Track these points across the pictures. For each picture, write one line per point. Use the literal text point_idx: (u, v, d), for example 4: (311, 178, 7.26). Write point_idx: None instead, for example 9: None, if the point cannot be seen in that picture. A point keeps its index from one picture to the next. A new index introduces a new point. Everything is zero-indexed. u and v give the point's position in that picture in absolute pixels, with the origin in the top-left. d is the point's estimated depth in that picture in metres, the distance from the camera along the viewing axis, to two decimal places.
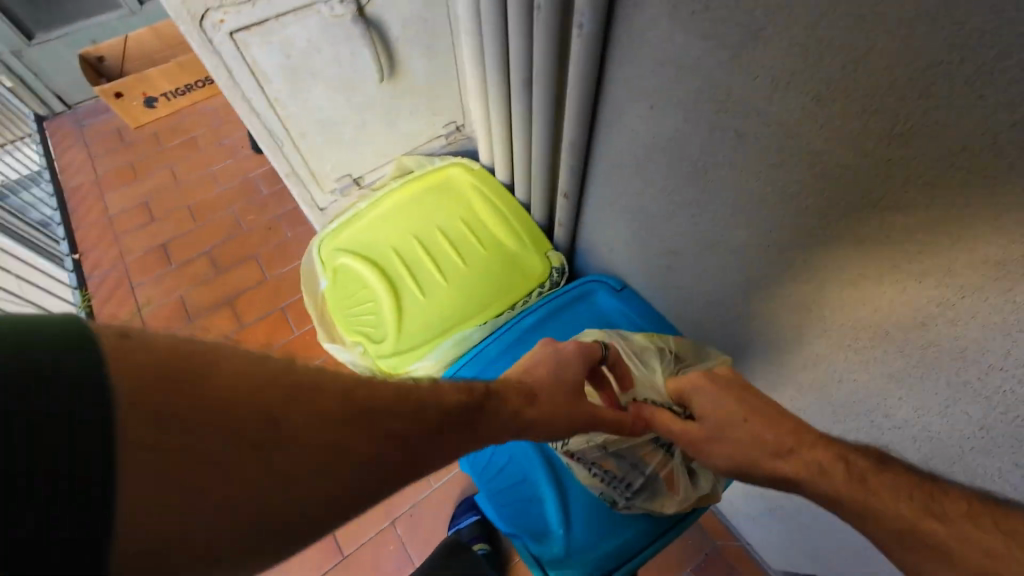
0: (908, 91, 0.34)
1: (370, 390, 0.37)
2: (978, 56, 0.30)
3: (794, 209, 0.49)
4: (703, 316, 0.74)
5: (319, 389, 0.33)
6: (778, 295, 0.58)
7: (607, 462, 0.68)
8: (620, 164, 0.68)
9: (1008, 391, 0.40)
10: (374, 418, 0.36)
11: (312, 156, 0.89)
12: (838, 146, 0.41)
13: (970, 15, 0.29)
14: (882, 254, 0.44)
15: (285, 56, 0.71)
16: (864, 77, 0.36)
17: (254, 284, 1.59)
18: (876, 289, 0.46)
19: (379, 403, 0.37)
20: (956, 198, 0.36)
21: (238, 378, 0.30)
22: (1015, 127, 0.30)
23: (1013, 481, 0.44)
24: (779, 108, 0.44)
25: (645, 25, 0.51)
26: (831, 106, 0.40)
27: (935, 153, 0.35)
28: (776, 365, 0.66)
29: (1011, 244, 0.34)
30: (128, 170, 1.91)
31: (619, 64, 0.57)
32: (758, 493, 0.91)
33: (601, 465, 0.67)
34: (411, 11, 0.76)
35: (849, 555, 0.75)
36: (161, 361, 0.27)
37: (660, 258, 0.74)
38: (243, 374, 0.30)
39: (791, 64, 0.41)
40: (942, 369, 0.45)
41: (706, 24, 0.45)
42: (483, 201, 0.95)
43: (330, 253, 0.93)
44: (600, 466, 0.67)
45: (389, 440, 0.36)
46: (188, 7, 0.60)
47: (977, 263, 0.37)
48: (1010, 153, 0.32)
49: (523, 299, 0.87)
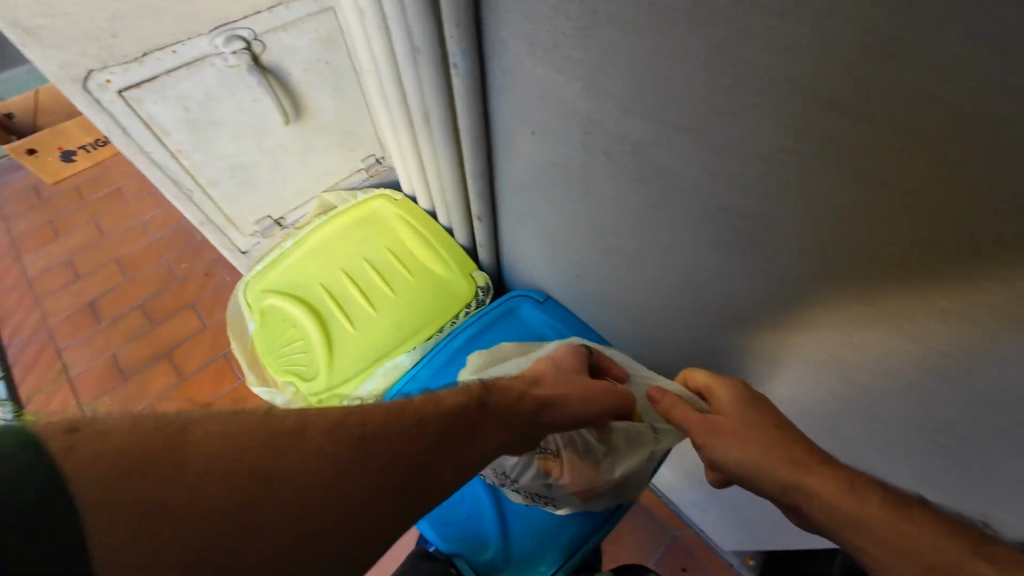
0: (714, 110, 0.40)
1: (363, 417, 0.36)
2: (753, 82, 0.35)
3: (661, 218, 0.54)
4: (617, 320, 0.79)
5: (312, 427, 0.33)
6: (666, 296, 0.63)
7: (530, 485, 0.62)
8: (518, 187, 0.73)
9: (846, 358, 0.46)
10: (370, 446, 0.35)
11: (226, 202, 0.89)
12: (678, 160, 0.46)
13: (738, 50, 0.35)
14: (732, 250, 0.49)
15: (183, 109, 0.72)
16: (681, 100, 0.41)
17: (193, 333, 1.54)
18: (736, 281, 0.51)
19: (377, 430, 0.36)
20: (770, 199, 0.41)
21: (221, 439, 0.29)
22: (791, 138, 0.36)
23: (871, 437, 0.50)
24: (627, 130, 0.49)
25: (510, 62, 0.55)
26: (665, 126, 0.45)
27: (745, 162, 0.40)
28: (683, 357, 0.71)
29: (816, 234, 0.40)
30: (49, 228, 1.82)
31: (498, 97, 0.62)
32: (697, 480, 0.95)
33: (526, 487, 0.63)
34: (309, 56, 0.79)
35: (779, 525, 0.80)
36: (142, 439, 0.27)
37: (571, 269, 0.78)
38: (232, 433, 0.30)
39: (627, 92, 0.45)
40: (800, 346, 0.51)
41: (557, 61, 0.50)
42: (408, 230, 0.98)
43: (256, 295, 0.92)
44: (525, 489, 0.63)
45: (390, 464, 0.35)
46: (69, 71, 0.61)
47: (799, 252, 0.43)
48: (796, 159, 0.37)
49: (451, 320, 0.90)
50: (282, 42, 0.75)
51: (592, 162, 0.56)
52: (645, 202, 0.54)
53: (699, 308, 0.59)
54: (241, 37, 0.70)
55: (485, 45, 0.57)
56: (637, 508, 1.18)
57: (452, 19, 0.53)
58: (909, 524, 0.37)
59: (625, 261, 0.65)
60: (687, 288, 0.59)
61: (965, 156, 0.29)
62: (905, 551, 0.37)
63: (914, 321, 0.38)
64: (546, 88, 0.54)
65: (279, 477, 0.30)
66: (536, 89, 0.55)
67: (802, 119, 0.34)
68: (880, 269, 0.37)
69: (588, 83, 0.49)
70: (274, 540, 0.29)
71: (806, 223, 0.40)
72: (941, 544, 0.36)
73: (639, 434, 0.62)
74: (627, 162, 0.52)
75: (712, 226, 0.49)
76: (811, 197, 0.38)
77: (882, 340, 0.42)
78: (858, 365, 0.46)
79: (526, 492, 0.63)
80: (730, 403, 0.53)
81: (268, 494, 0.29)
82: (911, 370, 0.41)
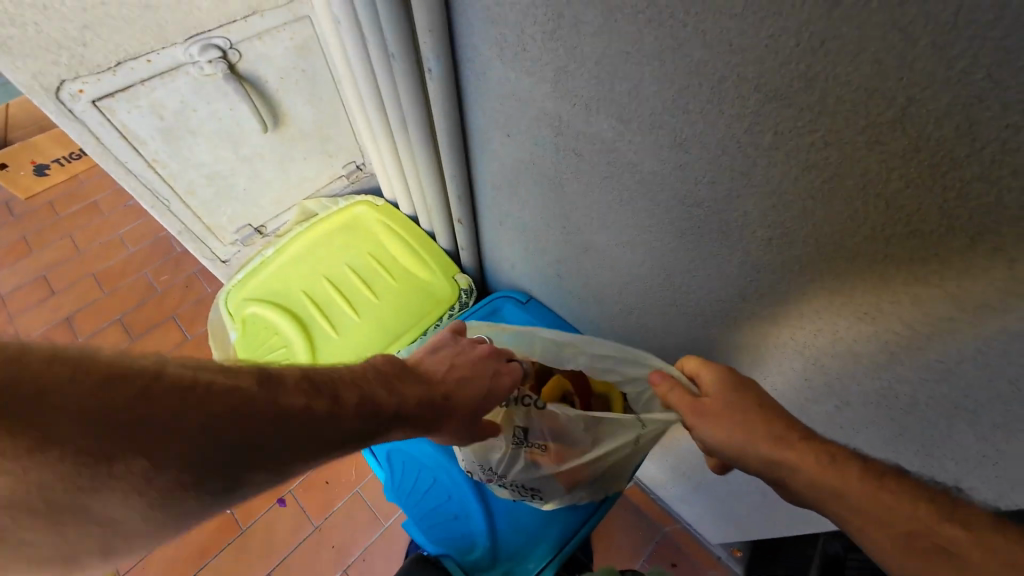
0: (676, 108, 0.41)
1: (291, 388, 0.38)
2: (709, 81, 0.37)
3: (632, 214, 0.55)
4: (595, 318, 0.80)
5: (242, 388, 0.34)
6: (642, 292, 0.64)
7: (514, 478, 0.65)
8: (496, 189, 0.74)
9: (811, 344, 0.48)
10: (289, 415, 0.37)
11: (205, 211, 0.89)
12: (645, 157, 0.48)
13: (693, 50, 0.37)
14: (699, 244, 0.50)
15: (158, 118, 0.72)
16: (644, 99, 0.43)
17: (174, 346, 1.51)
18: (705, 274, 0.53)
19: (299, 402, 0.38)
20: (732, 193, 0.43)
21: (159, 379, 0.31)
22: (747, 132, 0.38)
23: (839, 421, 0.51)
24: (596, 129, 0.50)
25: (483, 66, 0.57)
26: (630, 125, 0.46)
27: (705, 157, 0.42)
28: (659, 351, 0.72)
29: (775, 224, 0.42)
30: (22, 244, 1.78)
31: (473, 100, 0.63)
32: (682, 474, 0.97)
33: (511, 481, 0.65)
34: (285, 64, 0.80)
35: (761, 514, 0.82)
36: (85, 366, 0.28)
37: (550, 269, 0.79)
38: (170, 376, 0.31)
39: (595, 93, 0.47)
40: (769, 335, 0.52)
41: (527, 64, 0.51)
42: (389, 235, 0.98)
43: (238, 304, 0.92)
44: (510, 482, 0.65)
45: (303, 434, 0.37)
46: (40, 81, 0.60)
47: (762, 243, 0.44)
48: (752, 153, 0.39)
49: (435, 323, 0.90)
50: (257, 50, 0.75)
51: (565, 163, 0.58)
52: (617, 199, 0.55)
53: (673, 302, 0.61)
54: (216, 46, 0.70)
55: (458, 50, 0.58)
56: (626, 506, 1.19)
57: (425, 25, 0.55)
58: (887, 493, 0.38)
59: (601, 258, 0.66)
60: (661, 283, 0.60)
61: (903, 146, 0.31)
62: (881, 520, 0.38)
63: (870, 304, 0.40)
64: (519, 91, 0.55)
65: (197, 427, 0.31)
66: (508, 92, 0.57)
67: (756, 115, 0.36)
68: (835, 255, 0.39)
69: (557, 85, 0.50)
70: (149, 486, 0.30)
71: (766, 214, 0.42)
72: (916, 512, 0.37)
73: (623, 425, 0.59)
74: (598, 160, 0.53)
75: (680, 221, 0.50)
76: (768, 189, 0.40)
77: (843, 325, 0.43)
78: (823, 351, 0.47)
79: (512, 487, 0.65)
80: (717, 386, 0.51)
81: (162, 444, 0.30)
82: (869, 352, 0.43)
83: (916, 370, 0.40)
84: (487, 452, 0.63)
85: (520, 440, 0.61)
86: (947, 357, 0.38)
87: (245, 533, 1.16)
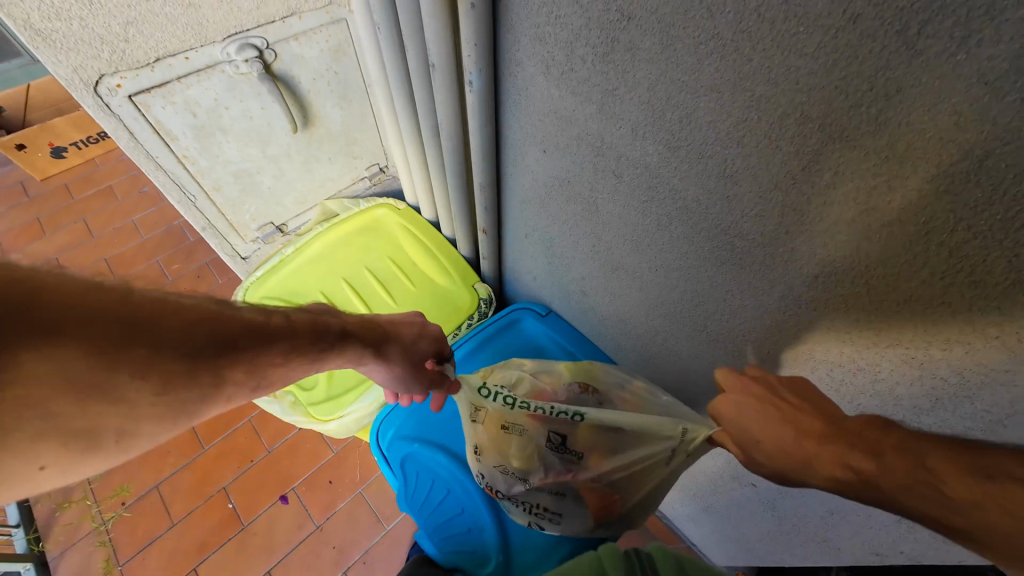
0: (730, 141, 0.41)
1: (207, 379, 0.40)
2: (768, 116, 0.37)
3: (671, 238, 0.54)
4: (616, 336, 0.79)
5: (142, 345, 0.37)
6: (670, 314, 0.64)
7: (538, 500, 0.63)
8: (526, 202, 0.74)
9: (849, 383, 0.47)
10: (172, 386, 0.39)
11: (228, 207, 0.89)
12: (690, 185, 0.47)
13: (754, 85, 0.36)
14: (740, 273, 0.49)
15: (191, 115, 0.72)
16: (695, 129, 0.43)
17: None
18: (742, 300, 0.52)
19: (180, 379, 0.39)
20: (780, 226, 0.42)
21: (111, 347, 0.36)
22: (803, 170, 0.38)
23: None
24: (640, 153, 0.50)
25: (526, 82, 0.57)
26: (679, 151, 0.46)
27: (756, 190, 0.42)
28: (678, 375, 0.72)
29: (824, 255, 0.41)
30: (36, 226, 1.78)
31: (512, 114, 0.62)
32: (692, 496, 0.95)
33: (533, 502, 0.63)
34: (320, 66, 0.80)
35: (772, 543, 0.80)
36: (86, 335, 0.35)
37: (575, 286, 0.78)
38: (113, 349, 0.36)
39: (644, 119, 0.47)
40: (801, 369, 0.51)
41: (573, 84, 0.51)
42: (410, 240, 0.98)
43: (255, 302, 0.91)
44: (532, 503, 0.64)
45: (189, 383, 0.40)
46: (81, 74, 0.60)
47: (808, 280, 0.43)
48: (806, 189, 0.38)
49: (453, 332, 0.89)
50: (293, 51, 0.75)
51: (602, 183, 0.58)
52: (654, 223, 0.55)
53: (702, 328, 0.60)
54: (253, 45, 0.70)
55: (503, 66, 0.58)
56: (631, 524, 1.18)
57: (471, 37, 0.54)
58: None
59: (629, 279, 0.66)
60: (691, 308, 0.59)
61: (974, 198, 0.30)
62: None
63: (916, 348, 0.39)
64: (562, 109, 0.55)
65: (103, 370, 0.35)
66: (549, 110, 0.57)
67: (815, 155, 0.36)
68: (885, 297, 0.39)
69: (603, 106, 0.50)
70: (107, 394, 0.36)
71: (815, 250, 0.41)
72: None
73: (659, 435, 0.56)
74: (639, 184, 0.53)
75: (722, 249, 0.49)
76: (821, 227, 0.39)
77: (886, 367, 0.43)
78: (861, 390, 0.46)
79: (532, 509, 0.64)
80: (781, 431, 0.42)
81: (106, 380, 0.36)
82: (912, 396, 0.42)
83: (960, 418, 0.40)
84: (517, 454, 0.63)
85: (554, 445, 0.61)
86: (997, 408, 0.37)
87: (246, 529, 1.15)
